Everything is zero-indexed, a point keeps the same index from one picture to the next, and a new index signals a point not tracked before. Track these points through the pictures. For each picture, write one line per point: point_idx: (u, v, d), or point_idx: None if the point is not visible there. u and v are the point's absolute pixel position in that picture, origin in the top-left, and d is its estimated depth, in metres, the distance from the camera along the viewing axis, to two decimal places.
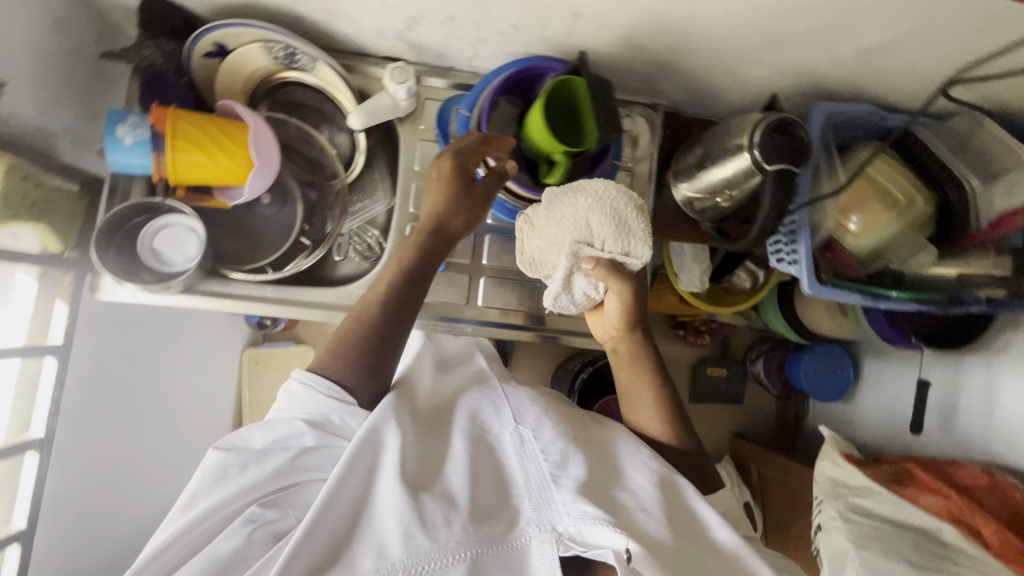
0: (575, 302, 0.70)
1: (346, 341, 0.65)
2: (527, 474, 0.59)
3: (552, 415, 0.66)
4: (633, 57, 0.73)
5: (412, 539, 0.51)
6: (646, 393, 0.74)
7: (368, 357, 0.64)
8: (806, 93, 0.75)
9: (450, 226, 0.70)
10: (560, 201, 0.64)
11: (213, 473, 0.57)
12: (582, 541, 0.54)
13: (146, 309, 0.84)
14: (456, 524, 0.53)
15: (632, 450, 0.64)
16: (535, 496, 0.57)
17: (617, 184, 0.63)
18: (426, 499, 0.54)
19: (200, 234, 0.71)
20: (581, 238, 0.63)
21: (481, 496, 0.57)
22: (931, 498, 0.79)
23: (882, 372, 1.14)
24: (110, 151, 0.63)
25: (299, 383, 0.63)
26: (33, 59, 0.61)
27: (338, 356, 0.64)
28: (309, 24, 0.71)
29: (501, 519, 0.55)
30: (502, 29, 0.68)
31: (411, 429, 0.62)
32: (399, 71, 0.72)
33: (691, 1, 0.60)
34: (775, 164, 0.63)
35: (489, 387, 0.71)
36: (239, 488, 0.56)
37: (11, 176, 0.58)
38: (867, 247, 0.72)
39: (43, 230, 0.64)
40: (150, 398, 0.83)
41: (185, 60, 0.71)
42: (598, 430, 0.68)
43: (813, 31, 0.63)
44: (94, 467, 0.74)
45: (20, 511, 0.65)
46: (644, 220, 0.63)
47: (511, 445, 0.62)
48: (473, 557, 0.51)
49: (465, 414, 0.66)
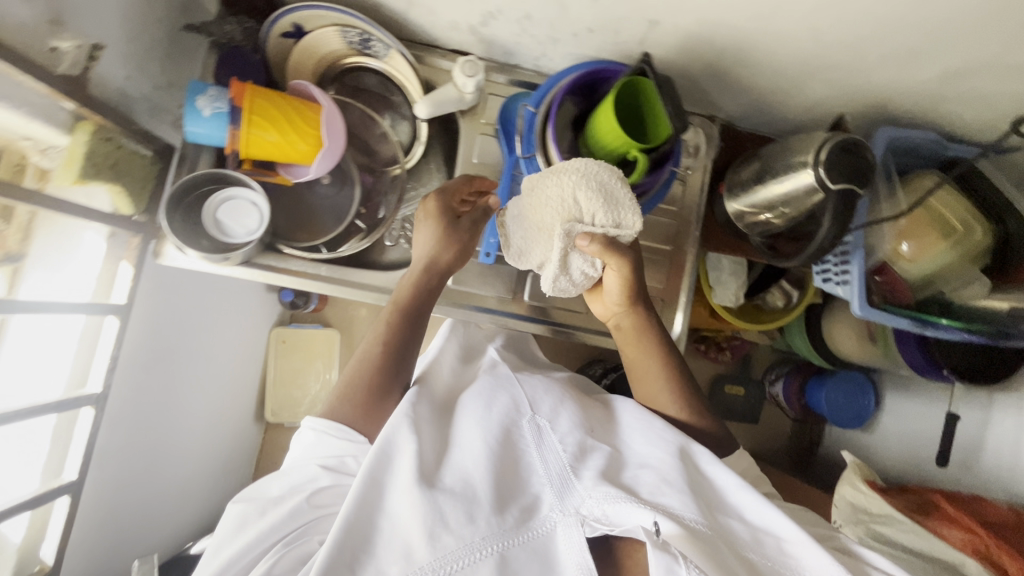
0: (575, 283, 0.67)
1: (357, 383, 0.63)
2: (546, 463, 0.55)
3: (567, 404, 0.62)
4: (699, 70, 0.73)
5: (439, 539, 0.47)
6: (650, 362, 0.72)
7: (377, 399, 0.62)
8: (870, 117, 0.75)
9: (440, 261, 0.71)
10: (544, 186, 0.65)
11: (233, 524, 0.56)
12: (609, 522, 0.50)
13: (196, 279, 0.85)
14: (479, 518, 0.49)
15: (646, 427, 0.61)
16: (556, 484, 0.53)
17: (596, 159, 0.64)
18: (444, 494, 0.50)
19: (263, 208, 0.73)
20: (571, 217, 0.63)
21: (502, 484, 0.53)
22: (954, 531, 0.79)
23: (902, 402, 1.14)
24: (191, 121, 0.65)
25: (311, 430, 0.60)
26: (125, 26, 0.63)
27: (351, 400, 0.62)
28: (387, 12, 0.73)
29: (523, 507, 0.51)
30: (576, 30, 0.69)
31: (427, 424, 0.59)
32: (470, 64, 0.73)
33: (770, 17, 0.61)
34: (839, 184, 0.64)
35: (497, 372, 0.67)
36: (258, 535, 0.54)
37: (97, 138, 0.61)
38: (919, 275, 0.72)
39: (118, 191, 0.65)
40: (173, 362, 0.81)
41: (263, 38, 0.73)
42: (616, 421, 0.64)
43: (888, 54, 0.63)
44: (126, 448, 0.75)
45: (71, 465, 0.67)
46: (628, 189, 0.64)
47: (527, 433, 0.58)
48: (501, 551, 0.48)
49: (476, 398, 0.62)
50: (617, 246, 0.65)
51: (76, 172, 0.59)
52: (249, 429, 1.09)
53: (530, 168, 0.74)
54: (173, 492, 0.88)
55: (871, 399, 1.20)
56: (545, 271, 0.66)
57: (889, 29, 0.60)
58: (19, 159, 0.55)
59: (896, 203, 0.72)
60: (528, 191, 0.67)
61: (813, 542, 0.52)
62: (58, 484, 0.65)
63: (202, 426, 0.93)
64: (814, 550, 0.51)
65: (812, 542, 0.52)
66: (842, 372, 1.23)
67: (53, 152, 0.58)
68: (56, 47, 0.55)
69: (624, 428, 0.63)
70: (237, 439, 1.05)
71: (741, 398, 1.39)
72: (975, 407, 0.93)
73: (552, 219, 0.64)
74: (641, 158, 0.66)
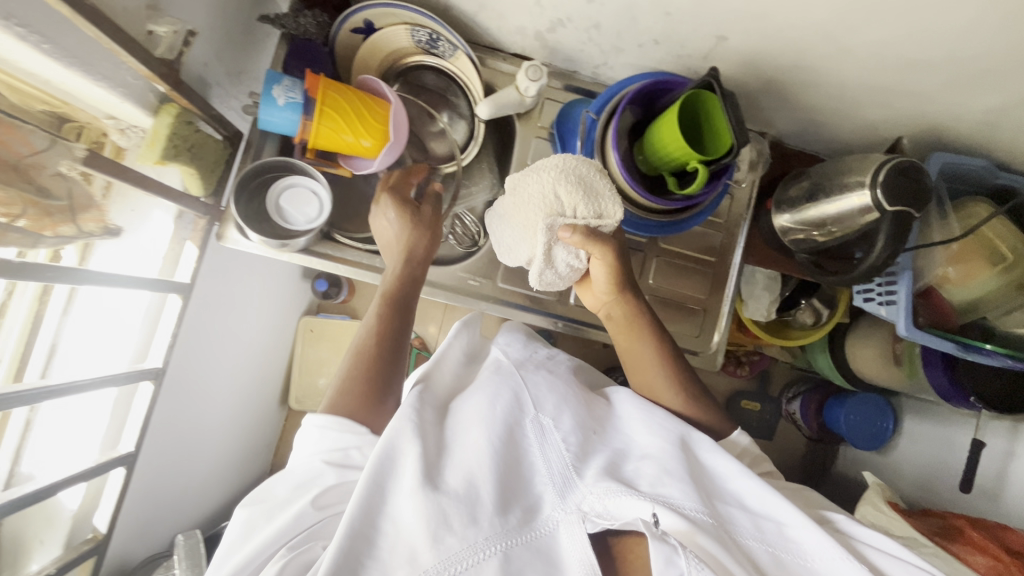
0: (561, 277, 0.69)
1: (353, 378, 0.60)
2: (548, 462, 0.54)
3: (568, 400, 0.60)
4: (758, 86, 0.75)
5: (443, 541, 0.46)
6: (643, 349, 0.70)
7: (376, 390, 0.60)
8: (923, 141, 0.76)
9: (416, 250, 0.71)
10: (526, 184, 0.67)
11: (239, 531, 0.53)
12: (610, 516, 0.50)
13: (245, 264, 0.87)
14: (483, 518, 0.47)
15: (646, 417, 0.60)
16: (558, 483, 0.52)
17: (575, 155, 0.67)
18: (448, 495, 0.48)
19: (323, 197, 0.74)
20: (553, 211, 0.64)
21: (505, 483, 0.51)
22: (979, 558, 0.81)
23: (924, 426, 1.14)
24: (263, 108, 0.67)
25: (315, 426, 0.56)
26: (208, 13, 0.65)
27: (347, 394, 0.59)
28: (456, 14, 0.74)
29: (526, 507, 0.50)
30: (642, 42, 0.71)
31: (430, 421, 0.55)
32: (533, 69, 0.74)
33: (838, 40, 0.62)
34: (896, 207, 0.64)
35: (501, 364, 0.63)
36: (266, 539, 0.51)
37: (179, 122, 0.62)
38: (964, 300, 0.74)
39: (189, 172, 0.66)
40: (214, 344, 0.83)
41: (334, 33, 0.75)
42: (614, 416, 0.64)
43: (951, 82, 0.64)
44: (159, 435, 0.74)
45: (127, 436, 0.69)
46: (607, 181, 0.67)
47: (529, 430, 0.56)
48: (504, 551, 0.47)
49: (478, 390, 0.59)
50: (597, 235, 0.66)
51: (158, 153, 0.61)
52: (272, 411, 1.10)
53: None
54: (205, 472, 0.90)
55: (890, 421, 1.20)
56: (532, 265, 0.68)
57: (955, 59, 0.61)
58: (98, 137, 0.58)
59: (949, 229, 0.72)
60: (510, 189, 0.69)
61: (813, 525, 0.52)
62: (116, 454, 0.67)
63: (234, 407, 0.94)
64: (813, 532, 0.52)
65: (808, 521, 0.53)
66: (863, 394, 1.22)
67: (131, 133, 0.61)
68: (153, 32, 0.55)
69: (618, 424, 0.62)
70: (261, 424, 1.06)
71: (754, 412, 1.40)
72: (1000, 436, 0.94)
73: (537, 212, 0.65)
74: (700, 169, 0.66)
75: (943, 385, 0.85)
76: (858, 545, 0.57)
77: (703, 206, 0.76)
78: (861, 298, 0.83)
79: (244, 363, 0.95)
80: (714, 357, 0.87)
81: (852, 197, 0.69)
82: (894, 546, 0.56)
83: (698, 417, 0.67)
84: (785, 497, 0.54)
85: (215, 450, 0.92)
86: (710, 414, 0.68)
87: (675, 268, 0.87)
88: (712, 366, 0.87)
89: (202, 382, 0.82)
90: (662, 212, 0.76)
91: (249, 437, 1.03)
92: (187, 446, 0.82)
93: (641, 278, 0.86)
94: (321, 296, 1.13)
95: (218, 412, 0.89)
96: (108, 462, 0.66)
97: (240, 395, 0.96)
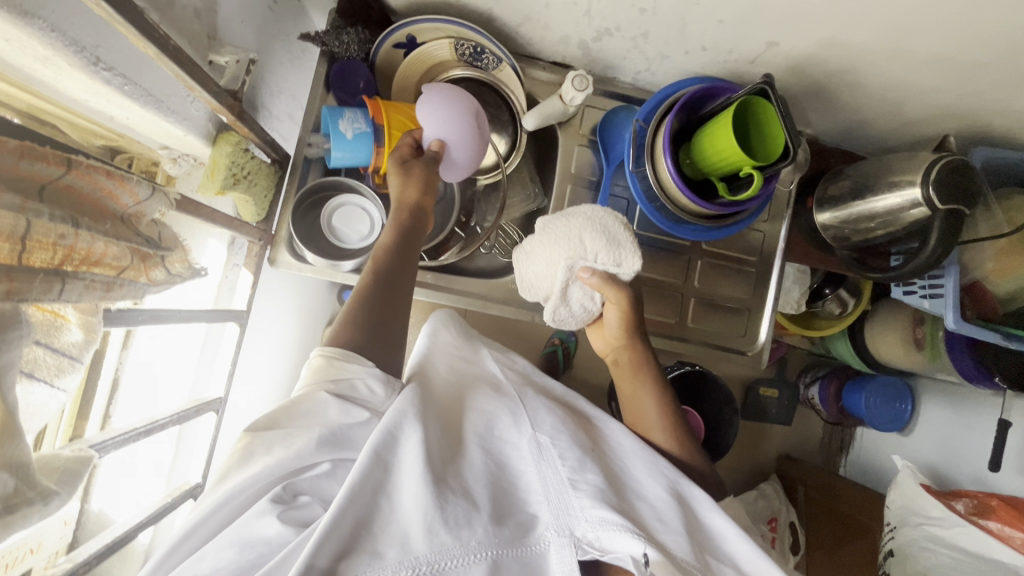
0: (574, 315, 0.74)
1: (354, 310, 0.61)
2: (544, 480, 0.55)
3: (567, 426, 0.63)
4: (801, 87, 0.75)
5: (438, 534, 0.46)
6: (644, 400, 0.73)
7: (380, 328, 0.61)
8: (964, 137, 0.77)
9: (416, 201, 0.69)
10: (553, 226, 0.70)
11: (239, 454, 0.49)
12: (600, 547, 0.51)
13: (298, 280, 0.85)
14: (477, 524, 0.48)
15: (648, 462, 0.63)
16: (555, 501, 0.53)
17: (604, 208, 0.71)
18: (449, 497, 0.49)
19: (373, 215, 0.72)
20: (575, 253, 0.68)
21: (497, 501, 0.53)
22: (1015, 534, 0.84)
23: (942, 407, 1.15)
24: (335, 145, 0.68)
25: (322, 356, 0.56)
26: (255, 34, 0.64)
27: (351, 325, 0.59)
28: (499, 26, 0.74)
29: (518, 524, 0.51)
30: (689, 49, 0.72)
31: (432, 425, 0.56)
32: (580, 78, 0.73)
33: (890, 44, 0.63)
34: (946, 205, 0.64)
35: (506, 394, 0.67)
36: (266, 467, 0.48)
37: (237, 149, 0.61)
38: (1004, 292, 0.75)
39: (243, 198, 0.65)
40: (268, 367, 0.81)
41: (377, 50, 0.74)
42: (609, 443, 0.66)
43: (1001, 83, 0.65)
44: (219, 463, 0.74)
45: (195, 467, 0.69)
46: (631, 235, 0.70)
47: (528, 451, 0.58)
48: (494, 559, 0.47)
49: (479, 420, 0.61)
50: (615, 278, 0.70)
51: (218, 183, 0.60)
52: None
53: (635, 180, 0.77)
54: None
55: (908, 404, 1.20)
56: (548, 302, 0.73)
57: (1008, 59, 0.61)
58: (150, 165, 0.59)
59: (997, 223, 0.72)
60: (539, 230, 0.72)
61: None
62: (188, 485, 0.66)
63: None
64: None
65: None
66: (882, 377, 1.21)
67: (183, 160, 0.61)
68: (215, 62, 0.56)
69: (620, 451, 0.65)
70: None
71: (774, 399, 1.39)
72: None
73: (558, 257, 0.69)
74: (754, 175, 0.66)
75: (968, 368, 0.87)
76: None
77: (745, 214, 0.76)
78: (902, 291, 0.84)
79: None
80: (760, 356, 0.87)
81: (897, 194, 0.70)
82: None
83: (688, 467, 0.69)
84: (778, 566, 0.56)
85: None
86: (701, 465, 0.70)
87: (718, 269, 0.88)
88: (758, 365, 0.87)
89: None
90: (709, 216, 0.75)
91: None
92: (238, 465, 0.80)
93: (687, 281, 0.87)
94: None
95: None
96: (181, 497, 0.63)
97: None
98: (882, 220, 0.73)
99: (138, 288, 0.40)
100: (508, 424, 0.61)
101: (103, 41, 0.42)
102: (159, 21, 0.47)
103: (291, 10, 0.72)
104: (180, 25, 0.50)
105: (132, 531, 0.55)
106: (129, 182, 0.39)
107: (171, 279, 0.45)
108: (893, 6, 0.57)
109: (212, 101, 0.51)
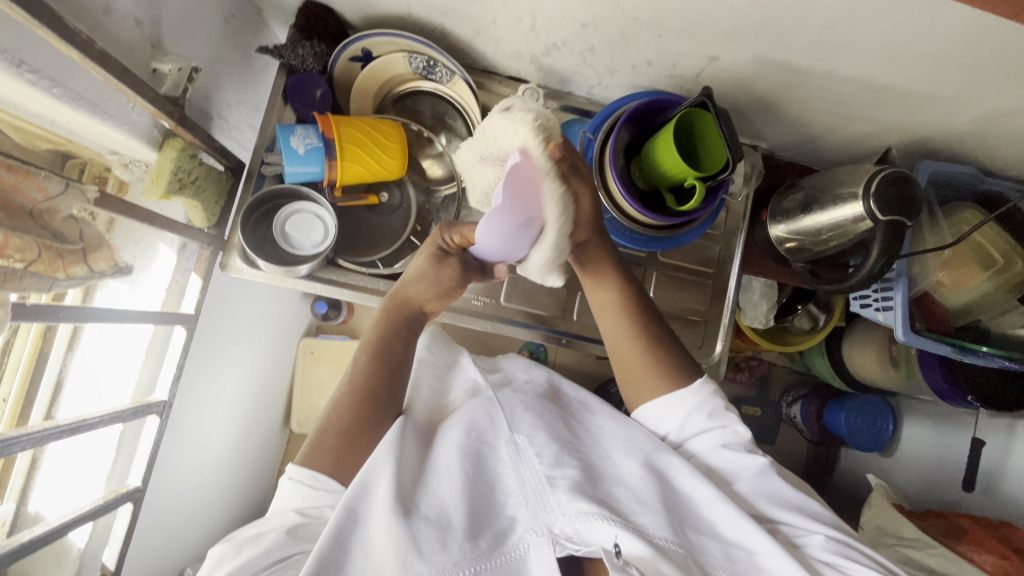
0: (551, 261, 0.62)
1: (332, 431, 0.61)
2: (523, 481, 0.61)
3: (544, 419, 0.68)
4: (750, 102, 0.77)
5: (412, 564, 0.51)
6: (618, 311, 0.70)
7: (350, 442, 0.61)
8: (912, 152, 0.79)
9: (409, 293, 0.70)
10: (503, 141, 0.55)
11: (212, 564, 0.56)
12: (579, 541, 0.55)
13: (247, 290, 0.88)
14: (453, 544, 0.54)
15: (628, 438, 0.66)
16: (532, 502, 0.59)
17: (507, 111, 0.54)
18: (419, 522, 0.55)
19: (327, 222, 0.74)
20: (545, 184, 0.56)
21: (475, 511, 0.58)
22: (984, 556, 0.82)
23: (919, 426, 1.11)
24: (288, 161, 0.70)
25: (289, 480, 0.59)
26: (211, 47, 0.67)
27: (325, 451, 0.60)
28: (453, 41, 0.77)
29: (494, 534, 0.56)
30: (635, 63, 0.74)
31: (413, 446, 0.65)
32: (530, 92, 0.75)
33: (820, 62, 0.64)
34: (888, 216, 0.64)
35: (482, 394, 0.73)
36: (231, 570, 0.53)
37: (183, 155, 0.62)
38: (957, 304, 0.75)
39: (193, 204, 0.66)
40: (220, 373, 0.84)
41: (334, 63, 0.76)
42: (597, 431, 0.71)
43: (939, 96, 0.65)
44: (165, 464, 0.75)
45: (136, 470, 0.69)
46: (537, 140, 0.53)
47: (506, 454, 0.64)
48: (473, 574, 0.53)
49: (458, 422, 0.67)
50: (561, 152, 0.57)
51: (162, 187, 0.61)
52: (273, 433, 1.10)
53: None
54: (203, 508, 0.88)
55: (890, 423, 1.15)
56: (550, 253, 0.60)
57: (942, 74, 0.61)
58: (102, 171, 0.60)
59: (940, 236, 0.74)
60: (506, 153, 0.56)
61: (778, 550, 0.54)
62: (126, 488, 0.66)
63: (236, 431, 0.94)
64: (782, 557, 0.54)
65: (777, 551, 0.54)
66: (861, 396, 1.17)
67: (134, 167, 0.63)
68: (157, 70, 0.57)
69: (597, 439, 0.69)
70: (263, 445, 1.06)
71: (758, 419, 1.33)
72: (998, 433, 0.91)
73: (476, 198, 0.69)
74: (697, 186, 0.66)
75: (941, 384, 0.84)
76: (811, 563, 0.56)
77: (700, 221, 0.75)
78: (859, 304, 0.84)
79: (247, 387, 0.95)
80: (717, 368, 0.87)
81: (848, 207, 0.69)
82: (846, 563, 0.55)
83: (658, 354, 0.68)
84: (757, 524, 0.56)
85: (216, 476, 0.91)
86: (671, 355, 0.68)
87: (675, 281, 0.88)
88: (716, 377, 0.87)
89: (203, 411, 0.82)
90: (660, 227, 0.75)
91: (251, 463, 1.02)
92: (186, 469, 0.81)
93: (641, 293, 0.88)
94: (320, 317, 1.15)
95: (218, 441, 0.89)
96: (115, 500, 0.63)
97: (242, 417, 0.96)
98: (832, 231, 0.72)
99: (48, 283, 0.42)
100: (488, 427, 0.67)
101: (26, 44, 0.44)
102: (94, 28, 0.49)
103: (253, 24, 0.75)
104: (120, 35, 0.52)
105: (54, 531, 0.54)
106: (35, 176, 0.41)
107: (93, 276, 0.47)
108: (817, 25, 0.58)
109: (148, 106, 0.53)
